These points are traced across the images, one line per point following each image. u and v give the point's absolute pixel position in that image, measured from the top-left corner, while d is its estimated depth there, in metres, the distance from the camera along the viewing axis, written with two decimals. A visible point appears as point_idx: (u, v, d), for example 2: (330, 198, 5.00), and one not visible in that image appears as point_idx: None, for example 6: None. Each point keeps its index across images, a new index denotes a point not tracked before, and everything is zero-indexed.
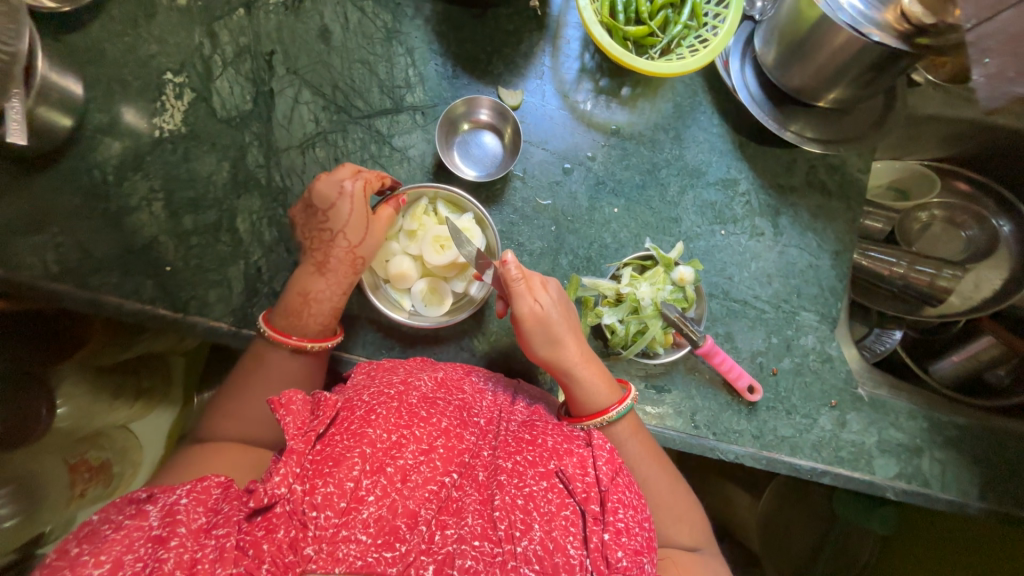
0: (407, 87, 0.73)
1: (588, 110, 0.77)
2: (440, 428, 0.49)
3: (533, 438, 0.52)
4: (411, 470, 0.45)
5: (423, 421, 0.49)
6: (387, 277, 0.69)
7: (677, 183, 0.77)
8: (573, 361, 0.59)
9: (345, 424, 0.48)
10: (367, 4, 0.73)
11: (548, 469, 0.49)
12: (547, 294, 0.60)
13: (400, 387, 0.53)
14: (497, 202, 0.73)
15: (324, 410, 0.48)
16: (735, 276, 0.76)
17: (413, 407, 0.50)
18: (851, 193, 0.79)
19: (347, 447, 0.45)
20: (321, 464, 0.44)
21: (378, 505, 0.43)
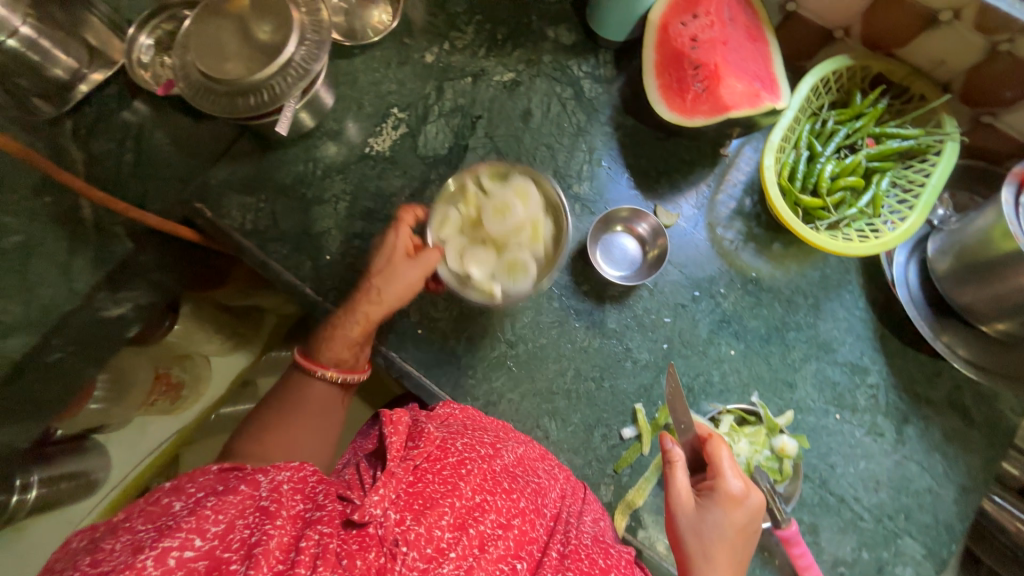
0: (577, 178, 0.81)
1: (733, 249, 0.79)
2: (518, 508, 0.51)
3: (605, 568, 0.52)
4: (487, 539, 0.47)
5: (504, 493, 0.51)
6: (461, 274, 0.67)
7: (802, 349, 0.75)
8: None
9: (438, 466, 0.50)
10: (570, 102, 0.84)
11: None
12: (714, 507, 0.58)
13: (489, 449, 0.55)
14: (620, 303, 0.76)
15: (423, 443, 0.51)
16: (838, 467, 0.71)
17: (497, 475, 0.52)
18: (995, 429, 0.72)
19: (438, 494, 0.48)
20: (411, 501, 0.46)
21: (456, 565, 0.44)
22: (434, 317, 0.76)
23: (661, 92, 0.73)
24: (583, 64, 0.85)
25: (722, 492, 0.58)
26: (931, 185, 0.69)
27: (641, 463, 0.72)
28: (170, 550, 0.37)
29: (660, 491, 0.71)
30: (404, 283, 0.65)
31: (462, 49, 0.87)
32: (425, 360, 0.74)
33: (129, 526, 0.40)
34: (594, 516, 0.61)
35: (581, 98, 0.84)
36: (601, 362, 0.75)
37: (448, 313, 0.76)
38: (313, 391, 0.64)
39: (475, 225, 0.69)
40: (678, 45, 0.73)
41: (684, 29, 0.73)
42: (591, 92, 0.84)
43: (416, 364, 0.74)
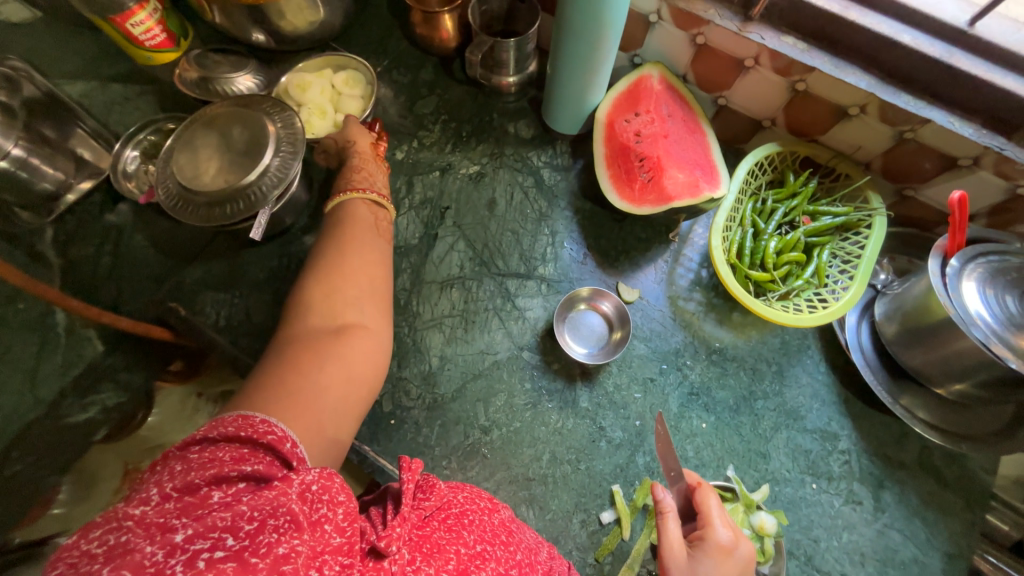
0: (541, 260, 0.85)
1: (695, 320, 0.83)
2: (516, 559, 0.49)
3: None
4: None
5: (503, 544, 0.49)
6: (364, 102, 0.87)
7: (771, 418, 0.76)
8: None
9: (442, 515, 0.47)
10: (531, 190, 0.90)
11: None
12: (704, 555, 0.57)
13: (488, 502, 0.54)
14: (591, 381, 0.78)
15: (430, 490, 0.49)
16: (821, 541, 0.70)
17: (496, 528, 0.51)
18: (970, 490, 0.73)
19: (443, 544, 0.44)
20: (417, 550, 0.42)
21: None
22: (407, 406, 0.76)
23: (611, 181, 0.80)
24: (542, 154, 0.93)
25: (711, 542, 0.58)
26: (868, 257, 0.74)
27: (622, 549, 0.70)
28: (203, 551, 0.34)
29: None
30: (358, 129, 0.80)
31: (429, 146, 0.93)
32: (399, 453, 0.74)
33: (158, 520, 0.35)
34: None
35: (542, 186, 0.90)
36: (576, 443, 0.75)
37: (421, 401, 0.77)
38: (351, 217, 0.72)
39: (323, 109, 0.87)
40: (625, 139, 0.81)
41: (629, 125, 0.81)
42: (550, 180, 0.91)
43: (390, 457, 0.73)
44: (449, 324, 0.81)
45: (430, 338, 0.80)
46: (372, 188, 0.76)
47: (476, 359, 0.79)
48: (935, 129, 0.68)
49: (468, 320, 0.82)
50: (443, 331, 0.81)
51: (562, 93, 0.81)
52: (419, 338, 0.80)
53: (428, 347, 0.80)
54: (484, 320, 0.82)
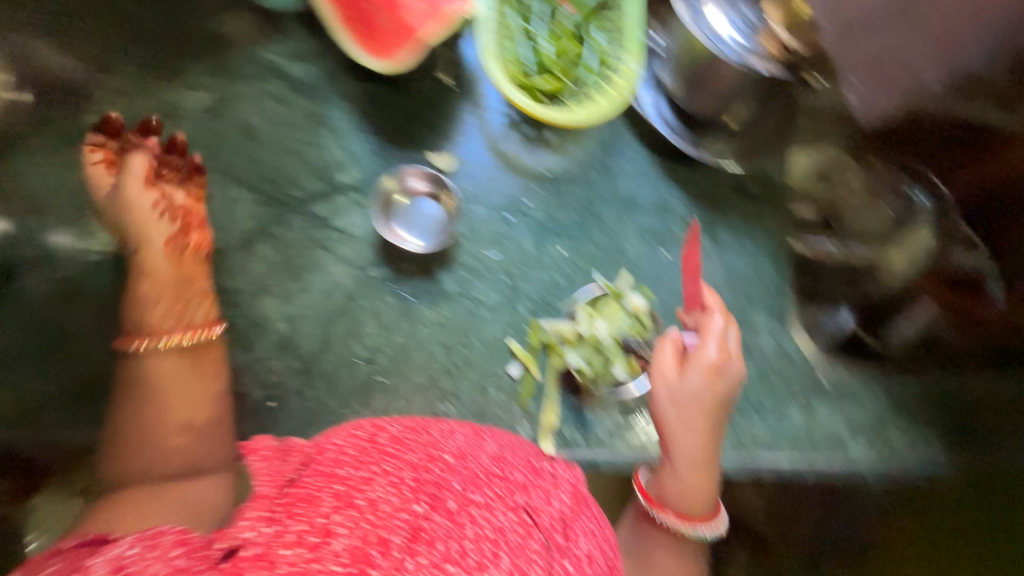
0: (338, 167, 0.75)
1: (519, 158, 0.80)
2: (410, 462, 0.53)
3: (503, 473, 0.59)
4: (380, 500, 0.47)
5: (391, 456, 0.53)
6: None
7: (613, 214, 0.80)
8: (685, 451, 0.63)
9: (316, 466, 0.50)
10: (287, 94, 0.75)
11: (518, 502, 0.55)
12: (695, 372, 0.63)
13: (370, 430, 0.58)
14: (446, 263, 0.75)
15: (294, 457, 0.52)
16: (685, 293, 0.80)
17: (381, 447, 0.55)
18: (775, 194, 0.85)
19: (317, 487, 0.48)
20: (288, 505, 0.46)
21: (348, 536, 0.43)
22: (277, 382, 0.69)
23: (357, 44, 0.68)
24: (277, 47, 0.76)
25: (703, 361, 0.63)
26: (632, 19, 0.72)
27: (539, 388, 0.74)
28: None
29: (566, 401, 0.74)
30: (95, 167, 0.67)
31: (131, 93, 0.72)
32: (294, 427, 0.68)
33: None
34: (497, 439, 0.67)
35: (296, 84, 0.75)
36: (459, 326, 0.74)
37: (288, 370, 0.70)
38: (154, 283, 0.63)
39: None
40: None
41: None
42: (302, 73, 0.75)
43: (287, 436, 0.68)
44: (275, 282, 0.71)
45: (262, 306, 0.70)
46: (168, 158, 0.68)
47: (323, 301, 0.72)
48: None
49: (293, 268, 0.72)
50: (273, 293, 0.71)
51: None
52: (250, 312, 0.70)
53: (266, 316, 0.70)
54: (310, 259, 0.72)
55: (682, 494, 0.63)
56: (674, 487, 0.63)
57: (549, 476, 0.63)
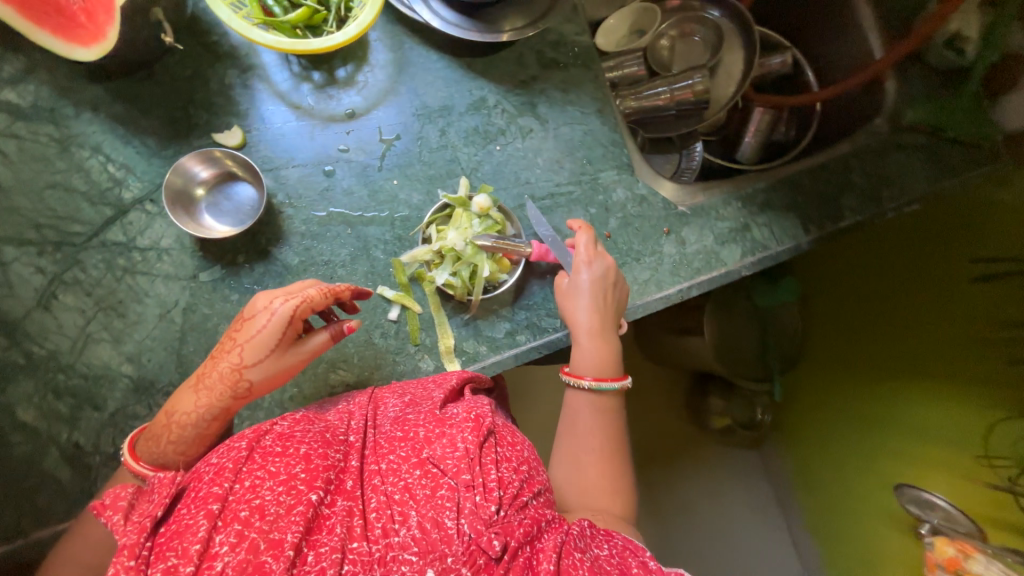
0: (117, 184, 0.66)
1: (315, 107, 0.75)
2: (300, 455, 0.51)
3: (405, 433, 0.57)
4: (268, 504, 0.46)
5: (279, 455, 0.51)
6: None
7: (434, 129, 0.78)
8: (587, 328, 0.70)
9: (189, 495, 0.47)
10: (16, 127, 0.65)
11: (420, 458, 0.54)
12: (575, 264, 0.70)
13: (250, 433, 0.54)
14: (280, 238, 0.70)
15: (161, 492, 0.48)
16: (531, 178, 0.81)
17: (266, 448, 0.52)
18: (581, 55, 0.85)
19: (192, 516, 0.45)
20: (160, 544, 0.43)
21: (233, 553, 0.42)
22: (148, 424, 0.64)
23: (60, 38, 0.61)
24: None
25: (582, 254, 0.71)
26: None
27: (426, 319, 0.73)
28: None
29: (458, 321, 0.73)
30: None
31: None
32: None
33: None
34: (395, 396, 0.66)
35: (25, 112, 0.65)
36: None
37: (156, 408, 0.64)
38: (245, 329, 0.57)
39: None
40: None
41: None
42: (24, 98, 0.65)
43: None
44: (100, 328, 0.65)
45: (98, 356, 0.64)
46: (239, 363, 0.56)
47: (164, 326, 0.66)
48: None
49: (114, 306, 0.65)
50: (104, 339, 0.65)
51: None
52: (86, 367, 0.64)
53: (108, 364, 0.64)
54: (129, 289, 0.66)
55: (592, 363, 0.69)
56: (581, 366, 0.69)
57: (456, 419, 0.58)
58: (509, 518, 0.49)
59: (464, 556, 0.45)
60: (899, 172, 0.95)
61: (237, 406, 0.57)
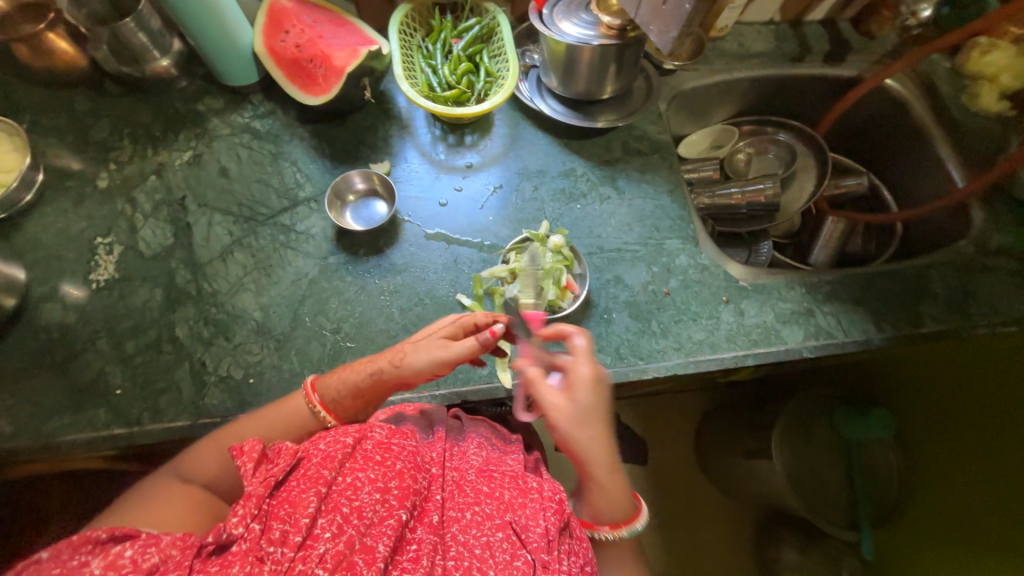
0: (298, 187, 0.92)
1: (444, 158, 0.98)
2: (393, 470, 0.59)
3: (490, 490, 0.63)
4: (364, 508, 0.54)
5: (377, 463, 0.58)
6: None
7: (529, 186, 0.97)
8: (604, 469, 0.64)
9: (303, 471, 0.58)
10: (252, 142, 0.95)
11: (504, 520, 0.59)
12: (581, 394, 0.65)
13: (356, 434, 0.62)
14: (394, 242, 0.89)
15: (283, 458, 0.59)
16: (602, 233, 0.94)
17: (367, 452, 0.60)
18: (661, 148, 1.02)
19: (303, 491, 0.55)
20: (276, 505, 0.54)
21: (331, 542, 0.51)
22: (257, 360, 0.78)
23: (302, 90, 0.90)
24: (243, 112, 0.97)
25: (579, 378, 0.65)
26: (506, 40, 0.95)
27: None
28: None
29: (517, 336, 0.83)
30: None
31: (129, 160, 0.91)
32: (275, 398, 0.76)
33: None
34: (473, 447, 0.72)
35: (260, 135, 0.96)
36: (411, 290, 0.85)
37: (265, 349, 0.79)
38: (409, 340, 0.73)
39: None
40: (291, 54, 0.91)
41: (286, 42, 0.91)
42: (264, 126, 0.96)
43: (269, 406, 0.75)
44: (251, 281, 0.83)
45: (241, 301, 0.82)
46: (406, 356, 0.70)
47: (292, 289, 0.84)
48: None
49: (266, 267, 0.85)
50: (249, 290, 0.83)
51: (206, 46, 0.89)
52: (230, 308, 0.81)
53: (244, 308, 0.81)
54: (279, 257, 0.86)
55: (604, 507, 0.65)
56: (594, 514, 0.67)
57: (538, 493, 0.64)
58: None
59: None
60: (987, 292, 0.94)
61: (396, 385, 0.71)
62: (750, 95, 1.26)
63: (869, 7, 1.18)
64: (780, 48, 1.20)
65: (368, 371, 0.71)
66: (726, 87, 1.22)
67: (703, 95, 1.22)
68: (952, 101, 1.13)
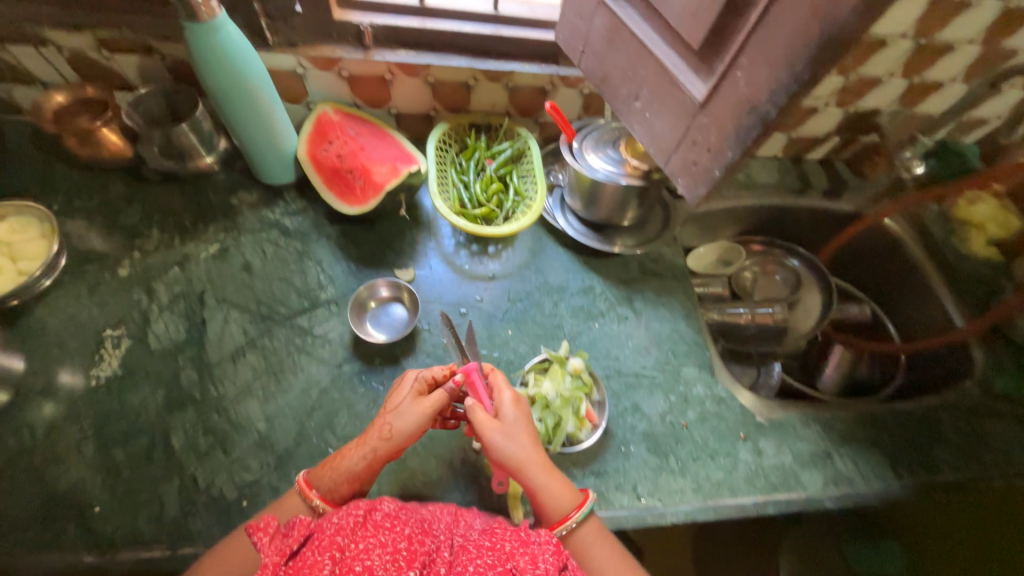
0: (320, 287, 0.92)
1: (466, 266, 1.00)
2: (404, 534, 0.57)
3: (491, 543, 0.59)
4: (376, 569, 0.52)
5: (387, 529, 0.57)
6: None
7: (548, 301, 0.98)
8: (534, 467, 0.66)
9: (315, 540, 0.55)
10: (280, 239, 0.96)
11: (505, 568, 0.55)
12: (506, 406, 0.69)
13: (366, 506, 0.61)
14: (412, 352, 0.88)
15: (295, 530, 0.56)
16: (620, 355, 0.94)
17: (377, 519, 0.58)
18: (676, 271, 1.06)
19: (314, 558, 0.52)
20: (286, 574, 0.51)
21: None
22: (253, 479, 0.73)
23: (339, 199, 0.94)
24: (275, 209, 0.99)
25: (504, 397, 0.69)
26: (536, 166, 1.01)
27: None
28: None
29: None
30: None
31: (154, 249, 0.91)
32: None
33: None
34: (478, 519, 0.68)
35: (289, 232, 0.97)
36: None
37: (264, 467, 0.74)
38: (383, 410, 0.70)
39: None
40: (332, 163, 0.95)
41: (329, 151, 0.96)
42: (294, 224, 0.98)
43: None
44: (260, 386, 0.80)
45: (245, 409, 0.78)
46: (389, 425, 0.67)
47: (301, 399, 0.80)
48: (521, 75, 1.01)
49: (276, 371, 0.82)
50: (256, 396, 0.79)
51: (252, 152, 0.93)
52: (234, 415, 0.77)
53: (248, 418, 0.77)
54: (292, 362, 0.83)
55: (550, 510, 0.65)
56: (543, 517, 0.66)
57: (539, 539, 0.59)
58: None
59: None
60: (1000, 443, 0.93)
61: (389, 455, 0.67)
62: (756, 220, 1.34)
63: (863, 151, 1.27)
64: (784, 182, 1.30)
65: (356, 452, 0.66)
66: (734, 213, 1.30)
67: (712, 217, 1.29)
68: (946, 245, 1.20)
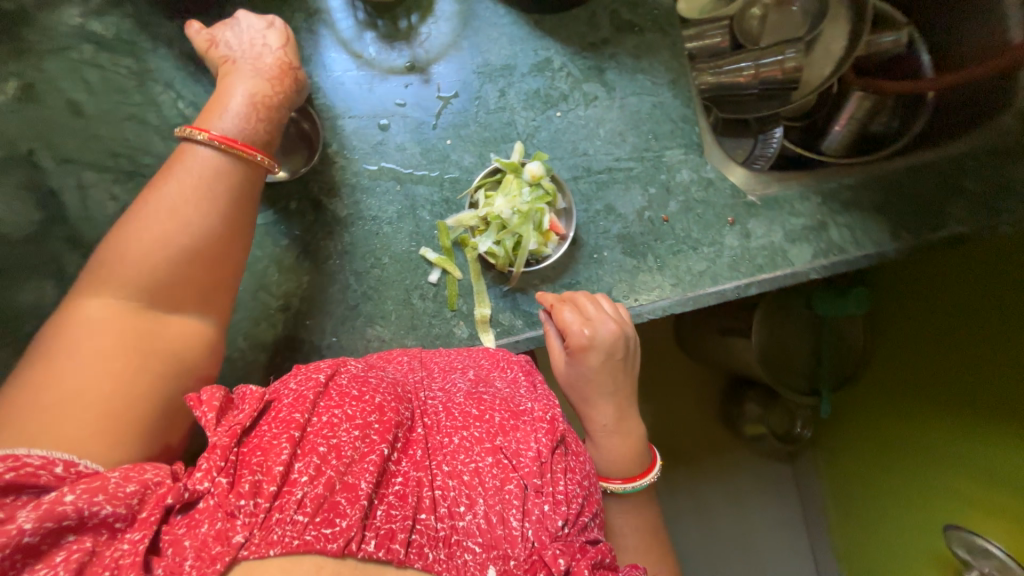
0: (186, 121, 0.69)
1: (374, 58, 0.74)
2: (375, 404, 0.48)
3: (480, 413, 0.53)
4: (346, 447, 0.44)
5: (356, 398, 0.47)
6: None
7: (493, 90, 0.75)
8: (598, 424, 0.65)
9: (275, 413, 0.45)
10: (101, 58, 0.68)
11: (494, 445, 0.50)
12: (576, 360, 0.64)
13: (330, 369, 0.51)
14: (332, 188, 0.71)
15: (247, 402, 0.45)
16: (590, 149, 0.76)
17: (344, 388, 0.48)
18: (659, 20, 0.78)
19: (274, 435, 0.43)
20: (246, 454, 0.42)
21: (313, 485, 0.40)
22: None
23: None
24: (73, 10, 0.68)
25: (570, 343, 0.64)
26: None
27: (466, 286, 0.72)
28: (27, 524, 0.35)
29: (497, 291, 0.72)
30: None
31: None
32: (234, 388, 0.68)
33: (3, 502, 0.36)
34: (454, 375, 0.62)
35: (108, 44, 0.69)
36: (366, 248, 0.71)
37: None
38: (215, 112, 0.57)
39: None
40: None
41: None
42: (109, 31, 0.69)
43: None
44: None
45: None
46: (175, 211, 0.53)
47: None
48: None
49: None
50: None
51: None
52: None
53: None
54: None
55: (611, 459, 0.65)
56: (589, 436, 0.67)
57: (530, 416, 0.54)
58: (570, 537, 0.46)
59: (527, 564, 0.43)
60: None
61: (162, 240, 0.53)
62: None
63: None
64: None
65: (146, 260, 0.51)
66: None
67: None
68: None
